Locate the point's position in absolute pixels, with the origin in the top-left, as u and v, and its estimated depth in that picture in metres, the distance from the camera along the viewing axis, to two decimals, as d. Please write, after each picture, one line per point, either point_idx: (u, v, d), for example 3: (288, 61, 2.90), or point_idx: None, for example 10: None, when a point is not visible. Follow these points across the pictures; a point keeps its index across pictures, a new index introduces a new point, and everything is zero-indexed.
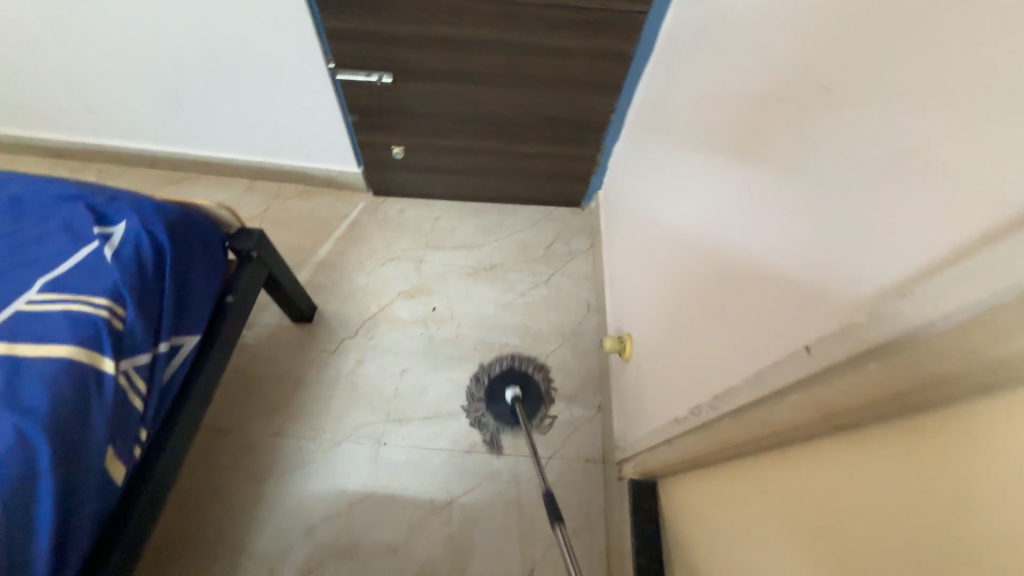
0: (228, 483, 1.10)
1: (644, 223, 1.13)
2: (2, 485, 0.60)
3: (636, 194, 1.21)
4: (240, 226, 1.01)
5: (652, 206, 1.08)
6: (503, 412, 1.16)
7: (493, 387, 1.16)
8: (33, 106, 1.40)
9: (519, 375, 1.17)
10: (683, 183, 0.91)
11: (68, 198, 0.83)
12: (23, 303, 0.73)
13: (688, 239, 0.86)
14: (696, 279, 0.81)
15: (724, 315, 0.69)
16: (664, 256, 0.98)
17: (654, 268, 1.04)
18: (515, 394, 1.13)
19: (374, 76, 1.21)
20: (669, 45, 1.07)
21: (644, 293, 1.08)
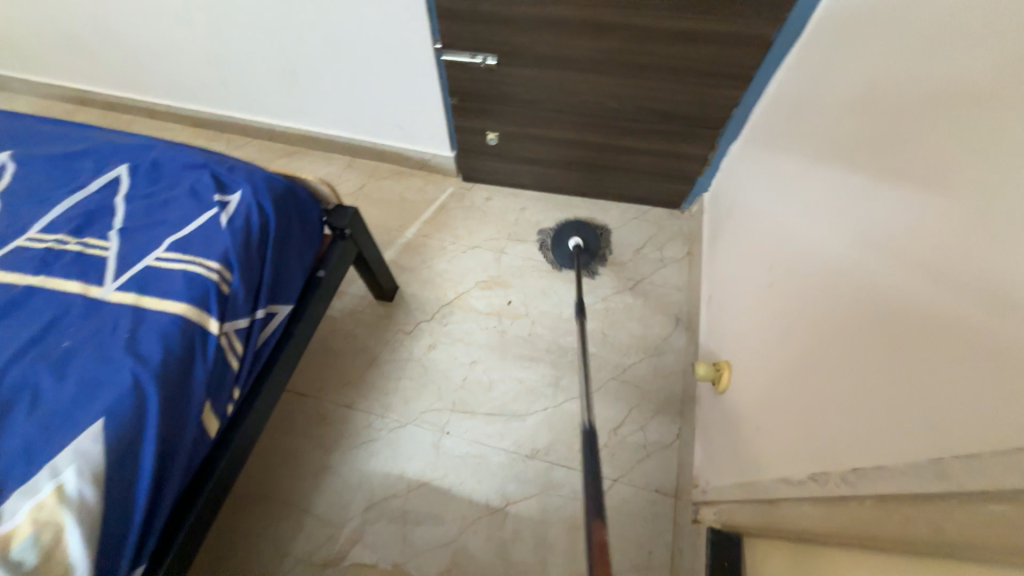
0: (303, 446, 1.16)
1: (762, 238, 0.97)
2: (118, 422, 0.65)
3: (755, 202, 1.05)
4: (338, 203, 1.03)
5: (776, 219, 0.92)
6: (564, 257, 1.31)
7: (558, 235, 1.31)
8: (182, 79, 1.58)
9: (583, 225, 1.30)
10: (821, 197, 0.76)
11: (196, 165, 0.90)
12: (151, 260, 0.80)
13: (821, 268, 0.72)
14: (830, 317, 0.66)
15: (874, 370, 0.55)
16: (786, 280, 0.83)
17: (770, 292, 0.89)
18: (575, 243, 1.26)
19: (479, 57, 1.18)
20: (824, 28, 0.89)
21: (752, 318, 0.94)
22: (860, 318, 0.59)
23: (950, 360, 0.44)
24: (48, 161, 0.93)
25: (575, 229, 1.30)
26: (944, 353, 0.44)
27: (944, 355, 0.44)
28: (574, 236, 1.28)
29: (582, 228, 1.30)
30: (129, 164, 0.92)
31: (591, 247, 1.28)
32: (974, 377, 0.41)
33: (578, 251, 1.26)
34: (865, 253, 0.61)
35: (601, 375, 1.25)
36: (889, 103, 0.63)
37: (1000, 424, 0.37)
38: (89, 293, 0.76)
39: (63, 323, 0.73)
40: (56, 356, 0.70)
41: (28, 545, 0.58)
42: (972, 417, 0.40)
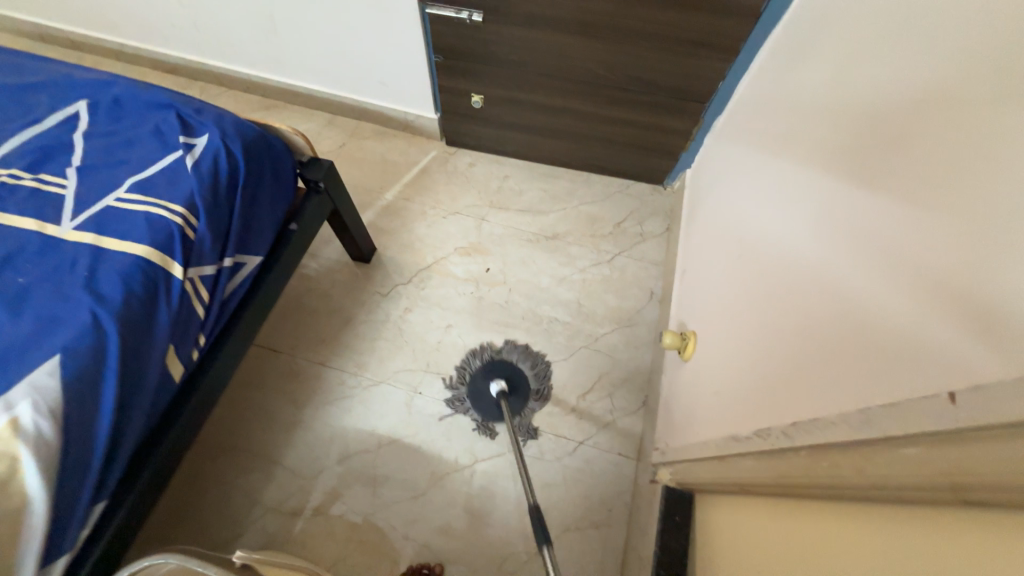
0: (274, 401, 1.16)
1: (735, 212, 0.99)
2: (76, 360, 0.64)
3: (732, 177, 1.07)
4: (313, 155, 1.01)
5: (749, 193, 0.94)
6: (490, 407, 1.14)
7: (477, 381, 1.15)
8: (152, 19, 1.49)
9: (503, 365, 1.15)
10: (796, 169, 0.77)
11: (161, 106, 0.87)
12: (113, 200, 0.77)
13: (788, 238, 0.73)
14: (793, 284, 0.68)
15: (825, 330, 0.57)
16: (754, 252, 0.85)
17: (738, 263, 0.91)
18: (500, 388, 1.10)
19: (465, 13, 1.14)
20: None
21: (719, 292, 0.96)
22: (819, 283, 0.61)
23: (888, 312, 0.46)
24: (1, 93, 0.88)
25: (495, 370, 1.15)
26: (884, 303, 0.47)
27: (886, 307, 0.47)
28: (495, 381, 1.13)
29: (502, 368, 1.16)
30: (89, 100, 0.88)
31: (517, 387, 1.14)
32: (905, 323, 0.43)
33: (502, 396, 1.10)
34: (830, 221, 0.62)
35: (574, 344, 1.27)
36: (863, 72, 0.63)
37: (918, 372, 0.39)
38: (46, 231, 0.74)
39: (18, 260, 0.71)
40: (11, 292, 0.68)
41: None
42: (899, 363, 0.42)
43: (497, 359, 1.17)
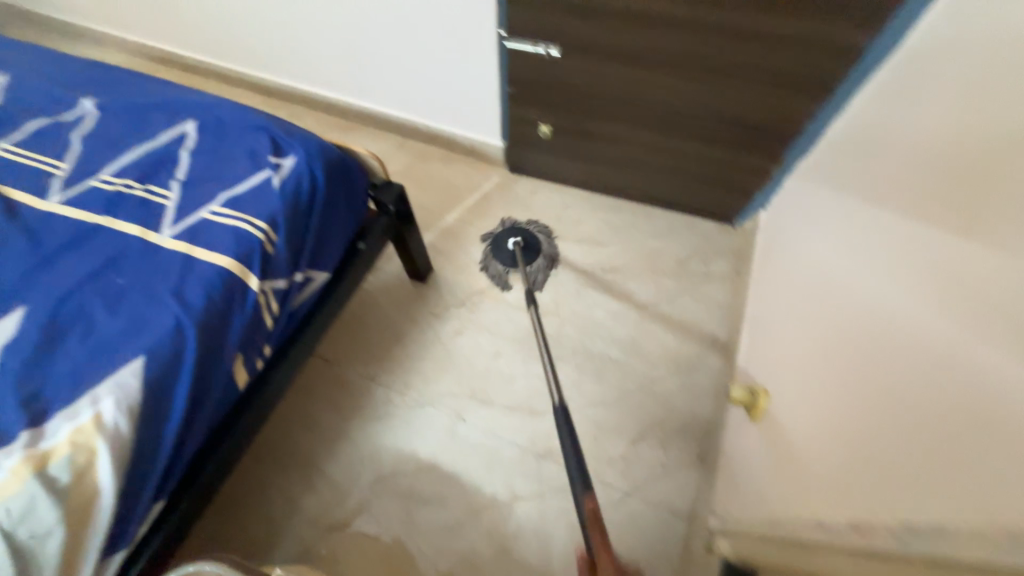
0: (321, 411, 1.17)
1: (820, 262, 0.90)
2: (157, 362, 0.68)
3: (817, 223, 0.98)
4: (385, 178, 1.05)
5: (837, 243, 0.86)
6: (507, 258, 1.30)
7: (497, 236, 1.31)
8: (256, 47, 1.64)
9: (521, 227, 1.31)
10: (897, 220, 0.69)
11: (256, 128, 0.94)
12: (206, 212, 0.83)
13: (886, 297, 0.64)
14: (888, 353, 0.59)
15: (929, 412, 0.48)
16: (843, 309, 0.76)
17: (823, 319, 0.82)
18: (515, 240, 1.27)
19: (542, 47, 1.16)
20: (926, 38, 0.81)
21: (799, 349, 0.87)
22: (920, 354, 0.52)
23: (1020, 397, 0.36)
24: (126, 110, 0.99)
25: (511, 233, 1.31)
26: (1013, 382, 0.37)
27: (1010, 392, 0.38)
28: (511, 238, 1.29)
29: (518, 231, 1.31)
30: (197, 120, 0.96)
31: (531, 243, 1.29)
32: None
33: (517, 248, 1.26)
34: (938, 284, 0.53)
35: (627, 385, 1.19)
36: (986, 118, 0.56)
37: None
38: (147, 237, 0.80)
39: (120, 262, 0.78)
40: (111, 292, 0.74)
41: (62, 465, 0.60)
42: None
43: (516, 224, 1.33)
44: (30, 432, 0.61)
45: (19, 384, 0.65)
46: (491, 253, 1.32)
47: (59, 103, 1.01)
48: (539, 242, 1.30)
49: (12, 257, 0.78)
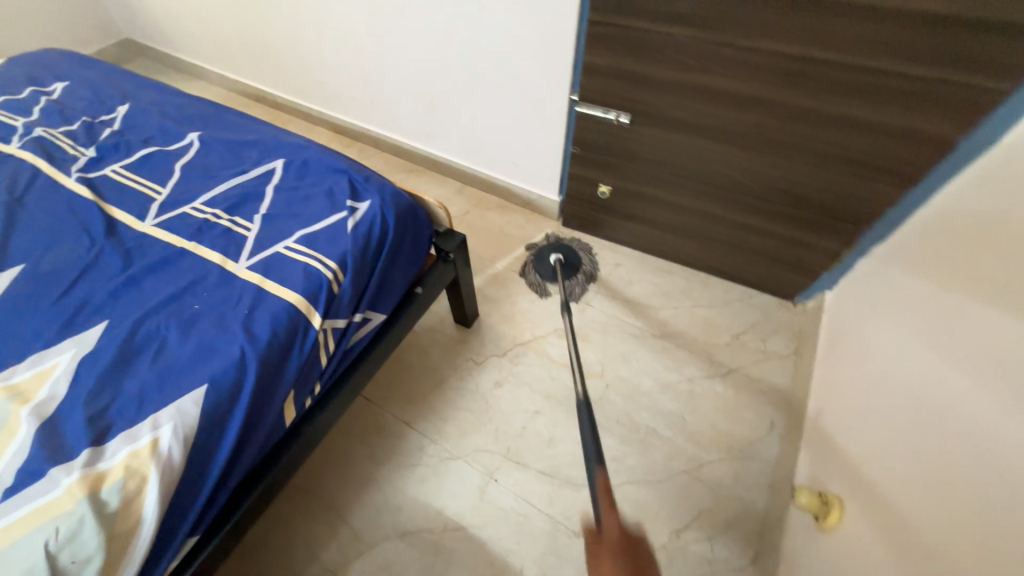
0: (353, 450, 1.15)
1: (899, 360, 0.84)
2: (217, 392, 0.69)
3: (892, 316, 0.92)
4: (448, 228, 1.07)
5: (916, 340, 0.80)
6: (547, 272, 1.36)
7: (541, 250, 1.37)
8: (341, 93, 1.79)
9: (564, 245, 1.36)
10: (972, 318, 0.65)
11: (337, 171, 0.99)
12: (281, 248, 0.86)
13: (967, 407, 0.58)
14: (971, 472, 0.54)
15: (1014, 546, 0.42)
16: (919, 412, 0.69)
17: (897, 419, 0.75)
18: (556, 256, 1.31)
19: (612, 113, 1.20)
20: (1006, 137, 0.80)
21: (869, 450, 0.80)
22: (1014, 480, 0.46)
23: None
24: (225, 146, 1.08)
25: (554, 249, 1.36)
26: None
27: None
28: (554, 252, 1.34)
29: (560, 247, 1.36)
30: (285, 160, 1.03)
31: (572, 261, 1.33)
32: None
33: (557, 263, 1.31)
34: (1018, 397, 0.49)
35: (673, 464, 1.11)
36: None
37: None
38: (225, 265, 0.84)
39: (198, 288, 0.81)
40: (185, 316, 0.77)
41: (114, 490, 0.60)
42: None
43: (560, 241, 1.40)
44: (91, 450, 0.63)
45: (90, 400, 0.67)
46: (534, 264, 1.38)
47: (168, 135, 1.12)
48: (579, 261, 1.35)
49: (105, 273, 0.84)
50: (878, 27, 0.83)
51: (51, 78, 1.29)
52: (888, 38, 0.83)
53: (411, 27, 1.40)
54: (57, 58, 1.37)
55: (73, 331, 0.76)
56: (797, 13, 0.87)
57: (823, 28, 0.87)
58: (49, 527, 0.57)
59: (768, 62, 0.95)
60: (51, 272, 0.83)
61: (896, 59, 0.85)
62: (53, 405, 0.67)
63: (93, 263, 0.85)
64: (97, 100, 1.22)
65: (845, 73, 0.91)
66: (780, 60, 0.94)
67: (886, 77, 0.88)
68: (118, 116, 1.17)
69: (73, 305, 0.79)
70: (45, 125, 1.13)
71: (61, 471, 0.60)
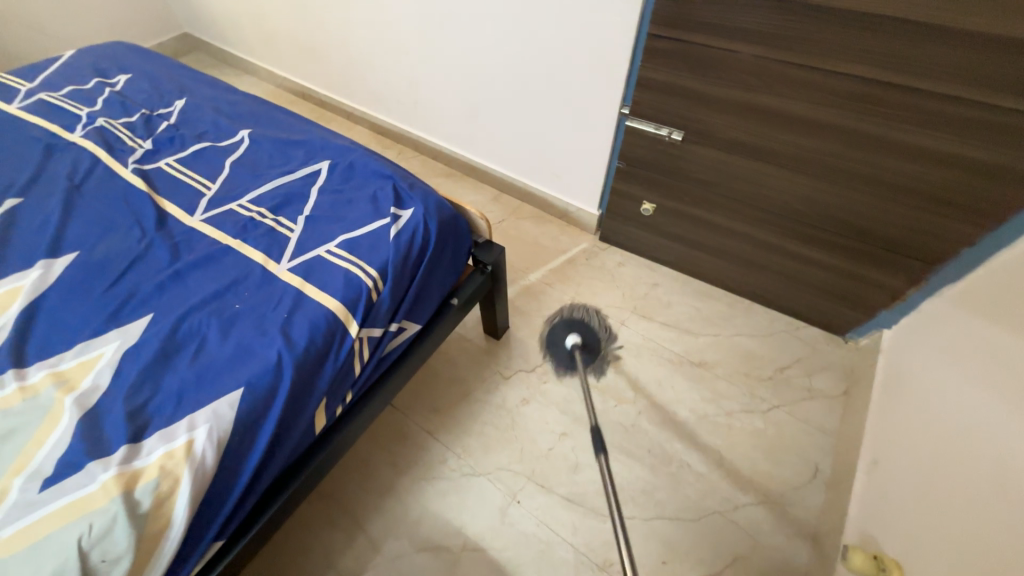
0: (376, 457, 1.13)
1: (972, 416, 0.76)
2: (253, 396, 0.69)
3: (963, 366, 0.85)
4: (488, 239, 1.05)
5: (995, 397, 0.73)
6: (562, 355, 1.10)
7: (553, 332, 1.09)
8: (386, 94, 1.80)
9: (581, 321, 1.07)
10: None
11: (383, 176, 0.98)
12: (323, 251, 0.86)
13: None
14: None
15: None
16: (999, 482, 0.63)
17: (970, 482, 0.69)
18: (575, 343, 1.05)
19: (664, 130, 1.17)
20: None
21: (935, 514, 0.73)
22: None
23: None
24: (273, 144, 1.09)
25: (568, 326, 1.08)
26: None
27: None
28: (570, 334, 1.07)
29: (576, 324, 1.08)
30: (331, 162, 1.03)
31: (593, 345, 1.06)
32: None
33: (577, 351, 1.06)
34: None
35: (706, 503, 1.05)
36: None
37: None
38: (268, 266, 0.84)
39: (240, 287, 0.82)
40: (227, 315, 0.78)
41: (148, 489, 0.60)
42: None
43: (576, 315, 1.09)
44: (128, 447, 0.63)
45: (131, 393, 0.68)
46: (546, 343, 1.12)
47: (220, 130, 1.14)
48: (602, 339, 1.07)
49: (153, 266, 0.85)
50: (970, 55, 0.77)
51: (115, 70, 1.34)
52: (980, 67, 0.78)
53: (463, 34, 1.40)
54: (122, 50, 1.42)
55: (120, 322, 0.77)
56: (878, 36, 0.82)
57: (906, 53, 0.82)
58: (85, 522, 0.57)
59: (839, 85, 0.91)
60: (102, 262, 0.85)
61: (987, 90, 0.79)
62: (95, 397, 0.67)
63: (142, 255, 0.86)
64: (156, 93, 1.26)
65: (926, 102, 0.85)
66: (854, 85, 0.89)
67: (974, 109, 0.82)
68: (174, 110, 1.20)
69: (121, 295, 0.80)
70: (107, 115, 1.17)
71: (99, 465, 0.61)
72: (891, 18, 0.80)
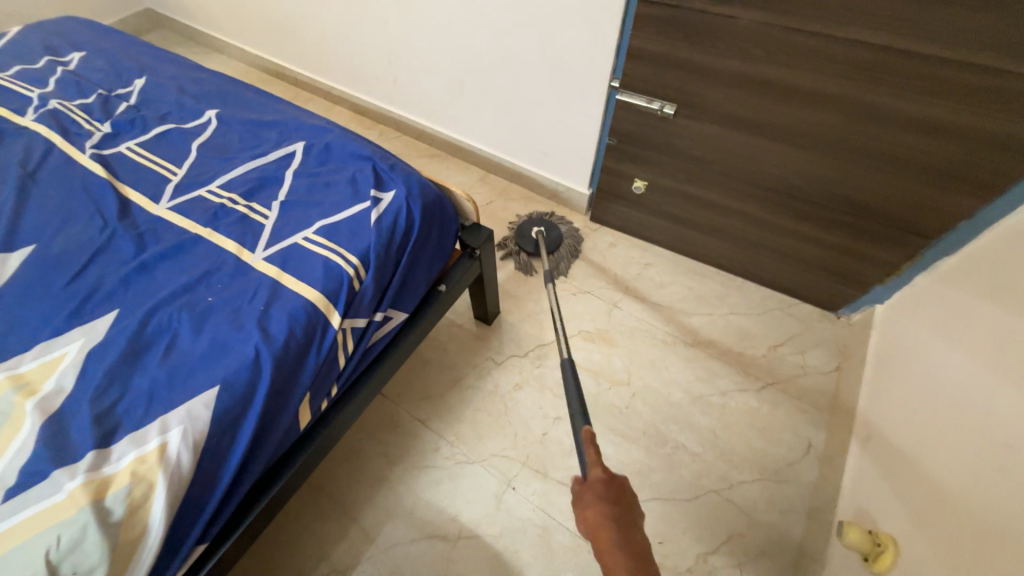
0: (367, 448, 1.11)
1: (962, 389, 0.76)
2: (230, 395, 0.65)
3: (954, 339, 0.85)
4: (475, 222, 1.01)
5: (987, 369, 0.72)
6: (529, 244, 1.39)
7: (522, 226, 1.41)
8: (365, 72, 1.72)
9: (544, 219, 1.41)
10: None
11: (361, 157, 0.93)
12: (300, 238, 0.81)
13: None
14: None
15: None
16: (993, 455, 0.63)
17: (964, 456, 0.68)
18: (539, 228, 1.37)
19: (656, 104, 1.12)
20: None
21: (927, 488, 0.73)
22: None
23: None
24: (244, 125, 1.03)
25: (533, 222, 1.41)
26: None
27: None
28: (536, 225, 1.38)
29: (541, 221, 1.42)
30: (306, 143, 0.97)
31: (553, 229, 1.38)
32: None
33: (541, 235, 1.36)
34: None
35: (701, 483, 1.05)
36: None
37: None
38: (241, 255, 0.79)
39: (212, 278, 0.77)
40: (198, 309, 0.73)
41: (120, 496, 0.57)
42: None
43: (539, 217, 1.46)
44: (96, 452, 0.59)
45: (98, 395, 0.63)
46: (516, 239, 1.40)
47: (185, 111, 1.07)
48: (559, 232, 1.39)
49: (117, 258, 0.79)
50: (975, 17, 0.74)
51: (67, 47, 1.24)
52: (986, 28, 0.74)
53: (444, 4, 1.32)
54: (77, 26, 1.32)
55: (83, 319, 0.72)
56: None
57: (911, 14, 0.78)
58: (52, 534, 0.53)
59: (838, 52, 0.87)
60: (60, 255, 0.79)
61: (994, 53, 0.76)
62: (59, 400, 0.63)
63: (105, 246, 0.80)
64: (113, 72, 1.17)
65: (928, 67, 0.82)
66: (856, 51, 0.85)
67: (980, 74, 0.78)
68: (134, 90, 1.12)
69: (83, 291, 0.75)
70: (60, 96, 1.08)
71: (64, 474, 0.57)
72: None
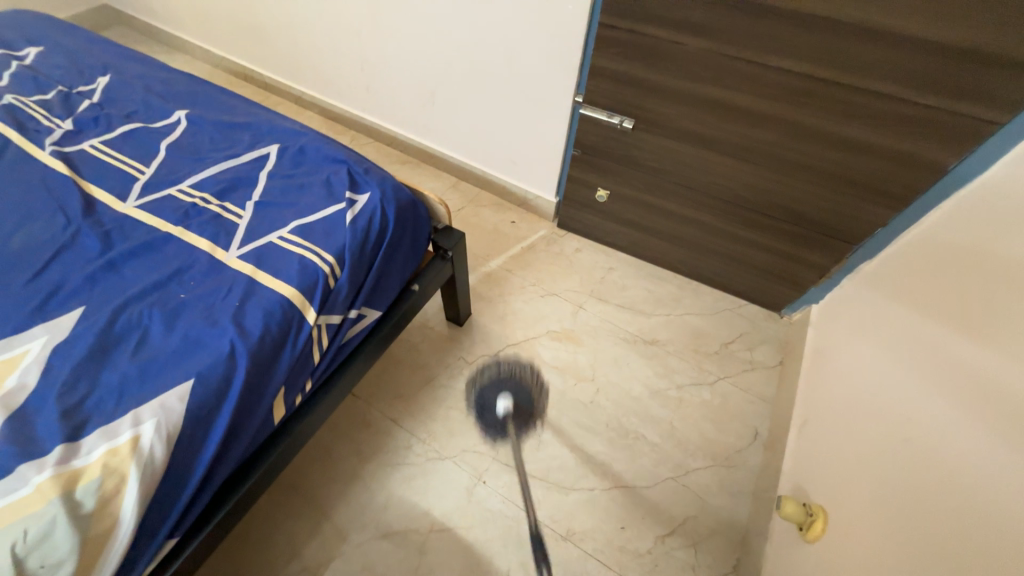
0: (338, 448, 1.11)
1: (879, 376, 0.87)
2: (205, 388, 0.66)
3: (873, 331, 0.97)
4: (447, 225, 1.06)
5: (900, 360, 0.83)
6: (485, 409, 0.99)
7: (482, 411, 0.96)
8: (337, 78, 1.74)
9: (517, 380, 0.95)
10: (966, 355, 0.69)
11: (336, 161, 0.96)
12: (275, 238, 0.83)
13: (951, 443, 0.63)
14: (951, 500, 0.58)
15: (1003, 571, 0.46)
16: (903, 433, 0.74)
17: (880, 434, 0.79)
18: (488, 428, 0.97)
19: (617, 118, 1.22)
20: (1001, 167, 0.85)
21: (851, 463, 0.83)
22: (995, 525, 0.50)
23: None
24: (215, 127, 1.03)
25: (500, 386, 0.95)
26: None
27: None
28: (502, 395, 0.92)
29: (510, 383, 0.95)
30: (280, 145, 0.99)
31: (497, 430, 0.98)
32: None
33: (508, 418, 0.90)
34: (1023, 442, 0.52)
35: (660, 471, 1.12)
36: None
37: None
38: (215, 254, 0.80)
39: (185, 276, 0.77)
40: (170, 306, 0.73)
41: (91, 489, 0.57)
42: None
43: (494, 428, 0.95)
44: (65, 446, 0.59)
45: (65, 391, 0.63)
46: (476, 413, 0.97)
47: (153, 111, 1.06)
48: (536, 401, 0.95)
49: (81, 256, 0.79)
50: (881, 54, 0.87)
51: (22, 42, 1.20)
52: (890, 63, 0.87)
53: (418, 16, 1.37)
54: (33, 21, 1.27)
55: (46, 317, 0.71)
56: (808, 33, 0.90)
57: (830, 49, 0.90)
58: (19, 527, 0.53)
59: (772, 78, 0.98)
60: (20, 253, 0.77)
61: (896, 84, 0.89)
62: (22, 396, 0.62)
63: (69, 244, 0.79)
64: (74, 69, 1.14)
65: (847, 94, 0.94)
66: (788, 78, 0.97)
67: (889, 101, 0.91)
68: (97, 87, 1.10)
69: (45, 289, 0.73)
70: (16, 92, 1.05)
71: (32, 468, 0.56)
72: (820, 15, 0.87)
